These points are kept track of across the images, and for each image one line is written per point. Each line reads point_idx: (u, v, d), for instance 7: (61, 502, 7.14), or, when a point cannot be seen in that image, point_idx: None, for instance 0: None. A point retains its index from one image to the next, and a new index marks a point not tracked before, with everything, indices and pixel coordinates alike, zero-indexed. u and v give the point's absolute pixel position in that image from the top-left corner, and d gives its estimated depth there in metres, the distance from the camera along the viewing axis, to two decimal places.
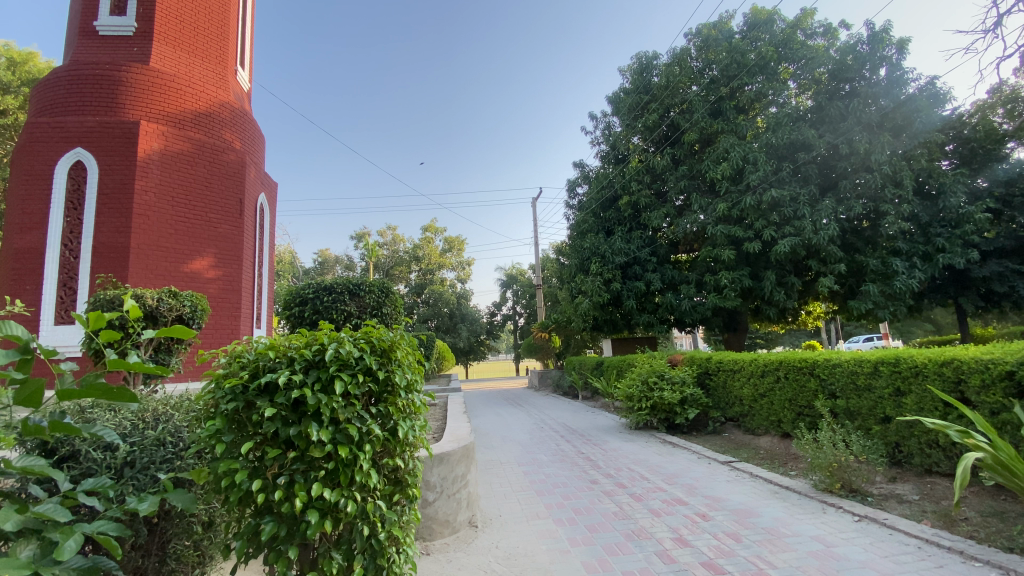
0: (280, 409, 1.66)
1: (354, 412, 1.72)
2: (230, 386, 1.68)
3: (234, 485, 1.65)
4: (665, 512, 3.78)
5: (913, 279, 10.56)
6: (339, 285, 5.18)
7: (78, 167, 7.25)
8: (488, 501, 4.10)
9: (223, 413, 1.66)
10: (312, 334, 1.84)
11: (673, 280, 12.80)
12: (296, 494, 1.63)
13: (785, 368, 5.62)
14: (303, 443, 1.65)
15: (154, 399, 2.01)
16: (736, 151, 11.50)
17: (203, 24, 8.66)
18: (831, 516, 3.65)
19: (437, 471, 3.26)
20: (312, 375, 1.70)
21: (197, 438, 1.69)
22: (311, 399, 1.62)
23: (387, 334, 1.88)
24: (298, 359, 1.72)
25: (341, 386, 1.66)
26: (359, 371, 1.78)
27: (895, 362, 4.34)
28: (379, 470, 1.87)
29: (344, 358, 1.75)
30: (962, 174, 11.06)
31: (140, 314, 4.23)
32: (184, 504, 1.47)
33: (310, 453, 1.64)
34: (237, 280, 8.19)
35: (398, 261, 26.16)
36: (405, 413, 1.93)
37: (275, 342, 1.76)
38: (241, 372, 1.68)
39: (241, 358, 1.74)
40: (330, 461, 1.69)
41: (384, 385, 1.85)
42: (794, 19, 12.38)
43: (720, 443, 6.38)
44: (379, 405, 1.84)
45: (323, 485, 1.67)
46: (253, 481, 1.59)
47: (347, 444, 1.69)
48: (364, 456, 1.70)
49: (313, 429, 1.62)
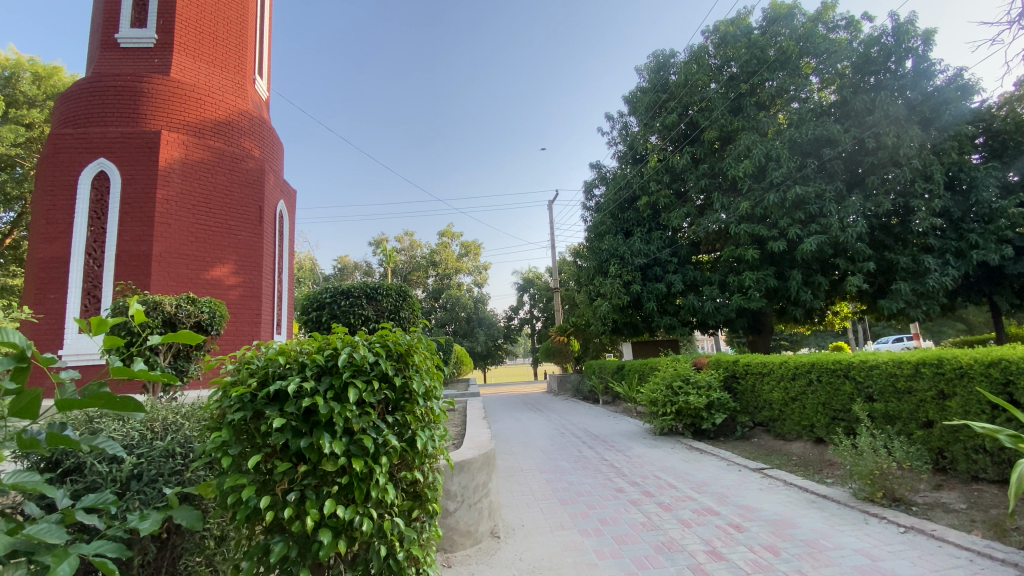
0: (290, 419, 1.57)
1: (369, 422, 1.63)
2: (238, 395, 1.59)
3: (241, 502, 1.56)
4: (696, 523, 3.61)
5: (946, 276, 10.14)
6: (356, 289, 5.15)
7: (101, 177, 7.38)
8: (510, 510, 3.97)
9: (228, 423, 1.57)
10: (325, 338, 1.76)
11: (695, 281, 12.55)
12: (307, 512, 1.53)
13: (817, 371, 5.37)
14: (314, 456, 1.55)
15: (165, 407, 1.95)
16: (759, 148, 11.24)
17: (222, 34, 8.79)
18: (874, 528, 3.42)
19: (457, 480, 3.14)
20: (324, 382, 1.61)
21: (203, 450, 1.61)
22: (323, 408, 1.53)
23: (403, 337, 1.78)
24: (309, 366, 1.63)
25: (355, 393, 1.57)
26: (374, 377, 1.69)
27: (938, 363, 4.09)
28: (397, 484, 1.76)
29: (358, 363, 1.66)
30: (994, 167, 10.54)
31: (159, 320, 4.25)
32: (190, 523, 1.33)
33: (322, 467, 1.54)
34: (258, 287, 8.22)
35: (415, 266, 26.26)
36: (423, 422, 1.83)
37: (285, 347, 1.68)
38: (249, 380, 1.60)
39: (251, 365, 1.66)
40: (343, 475, 1.58)
41: (401, 393, 1.75)
42: (815, 13, 12.10)
43: (749, 449, 6.16)
44: (396, 414, 1.74)
45: (335, 501, 1.57)
46: (262, 498, 1.50)
47: (362, 457, 1.59)
48: (380, 470, 1.60)
49: (325, 441, 1.52)
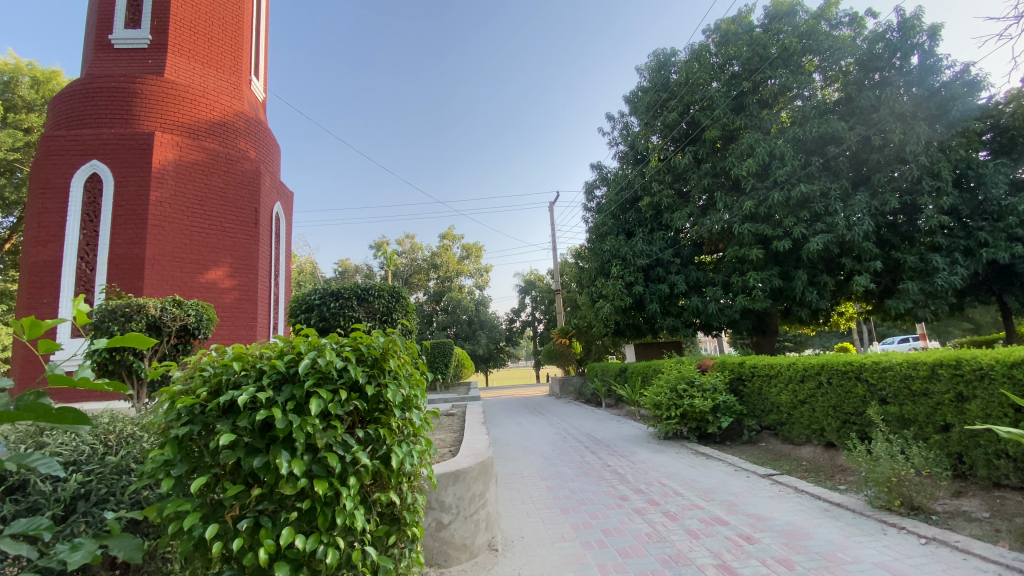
0: (245, 435, 1.44)
1: (336, 438, 1.51)
2: (186, 406, 1.46)
3: (186, 532, 1.42)
4: (704, 533, 3.44)
5: (955, 275, 9.93)
6: (347, 291, 4.99)
7: (94, 179, 7.26)
8: (510, 521, 3.81)
9: (173, 439, 1.44)
10: (290, 341, 1.67)
11: (698, 281, 12.38)
12: (262, 543, 1.40)
13: (827, 373, 5.19)
14: (272, 478, 1.42)
15: (114, 421, 1.85)
16: (762, 146, 11.08)
17: (217, 34, 8.67)
18: (893, 539, 3.24)
19: (452, 491, 2.96)
20: (285, 392, 1.49)
21: (148, 471, 1.48)
22: (280, 422, 1.40)
23: (377, 340, 1.68)
24: (267, 373, 1.51)
25: (318, 403, 1.45)
26: (342, 386, 1.58)
27: (956, 364, 3.91)
28: (370, 508, 1.63)
29: (325, 370, 1.55)
30: (1003, 164, 10.32)
31: (144, 324, 4.13)
32: (127, 554, 1.22)
33: (280, 490, 1.40)
34: (254, 290, 8.08)
35: (416, 269, 26.06)
36: (400, 436, 1.72)
37: (242, 351, 1.57)
38: (199, 390, 1.47)
39: (202, 372, 1.53)
40: (305, 499, 1.45)
41: (374, 404, 1.65)
42: (818, 10, 11.94)
43: (757, 454, 5.98)
44: (370, 427, 1.63)
45: (295, 529, 1.43)
46: (208, 526, 1.36)
47: (326, 478, 1.46)
48: (347, 493, 1.47)
49: (282, 460, 1.39)
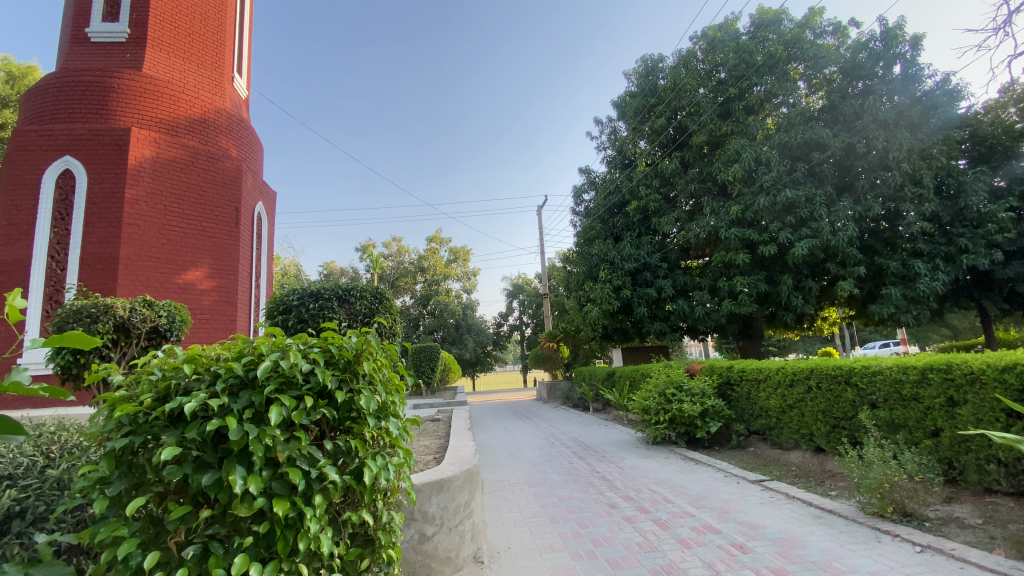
0: (194, 449, 1.33)
1: (300, 451, 1.40)
2: (127, 415, 1.35)
3: (124, 562, 1.28)
4: (696, 543, 3.34)
5: (936, 281, 10.06)
6: (327, 291, 4.83)
7: (66, 176, 6.99)
8: (496, 531, 3.68)
9: (109, 452, 1.32)
10: (251, 341, 1.59)
11: (685, 286, 12.39)
12: (211, 572, 1.27)
13: (816, 377, 5.15)
14: (224, 497, 1.31)
15: (49, 436, 1.73)
16: (748, 152, 11.15)
17: (199, 29, 8.44)
18: (888, 547, 3.17)
19: (436, 501, 2.82)
20: (243, 399, 1.39)
21: (81, 490, 1.35)
22: (234, 432, 1.29)
23: (348, 341, 1.60)
24: (222, 378, 1.42)
25: (279, 410, 1.35)
26: (307, 393, 1.49)
27: (947, 369, 3.88)
28: (340, 529, 1.52)
29: (290, 375, 1.46)
30: (982, 172, 10.49)
31: (113, 325, 4.19)
32: None
33: (234, 511, 1.28)
34: (233, 292, 7.83)
35: (403, 272, 25.78)
36: (375, 448, 1.63)
37: (195, 353, 1.48)
38: (143, 397, 1.36)
39: (150, 377, 1.43)
40: (262, 521, 1.33)
41: (346, 412, 1.57)
42: (803, 19, 12.08)
43: (746, 459, 5.92)
44: (342, 438, 1.55)
45: (250, 556, 1.31)
46: (147, 555, 1.23)
47: (286, 497, 1.35)
48: (311, 514, 1.36)
49: (237, 477, 1.28)
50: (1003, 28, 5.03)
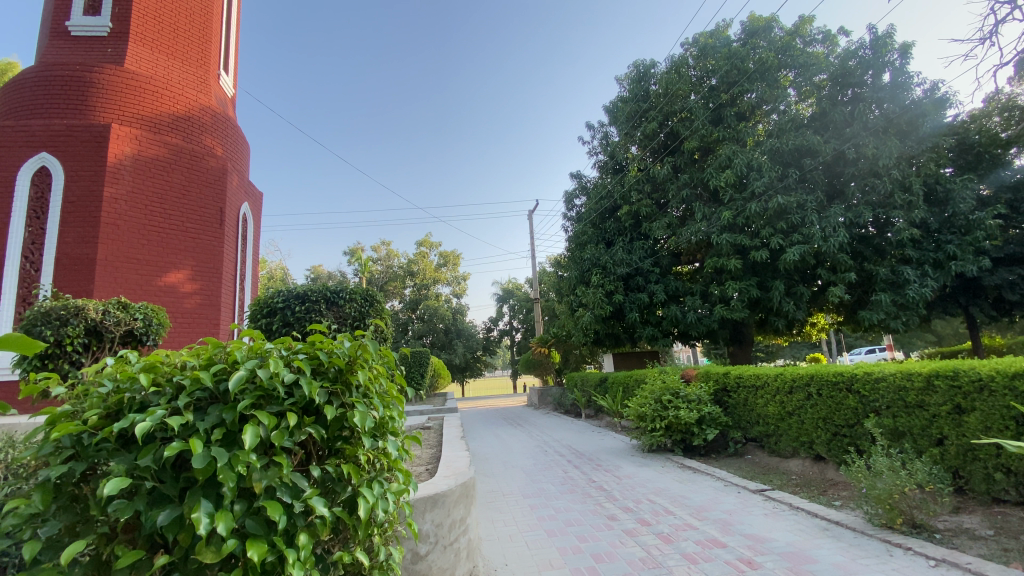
0: (149, 479, 1.17)
1: (280, 479, 1.25)
2: (68, 435, 1.21)
3: None
4: (702, 558, 3.19)
5: (926, 287, 10.09)
6: (314, 293, 4.64)
7: (42, 173, 6.70)
8: (491, 547, 3.50)
9: (44, 483, 1.16)
10: (222, 347, 1.44)
11: (677, 291, 12.31)
12: None
13: (816, 384, 5.06)
14: (185, 538, 1.14)
15: None
16: (740, 158, 11.15)
17: (184, 25, 8.21)
18: (901, 561, 3.05)
19: (430, 518, 2.64)
20: (212, 416, 1.24)
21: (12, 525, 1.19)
22: (199, 460, 1.12)
23: (340, 347, 1.46)
24: (187, 392, 1.27)
25: (255, 430, 1.20)
26: (289, 408, 1.34)
27: (953, 376, 3.79)
28: (326, 568, 1.38)
29: (268, 388, 1.31)
30: (970, 179, 10.58)
31: (84, 328, 4.00)
32: None
33: (198, 556, 1.11)
34: (217, 294, 7.57)
35: (392, 276, 25.44)
36: (371, 473, 1.49)
37: (155, 363, 1.33)
38: (87, 416, 1.22)
39: (101, 392, 1.29)
40: (234, 567, 1.17)
41: (336, 431, 1.43)
42: (792, 27, 12.15)
43: (745, 468, 5.79)
44: (332, 463, 1.41)
45: None
46: None
47: (263, 536, 1.19)
48: (293, 556, 1.21)
49: (201, 514, 1.11)
50: (993, 36, 5.02)
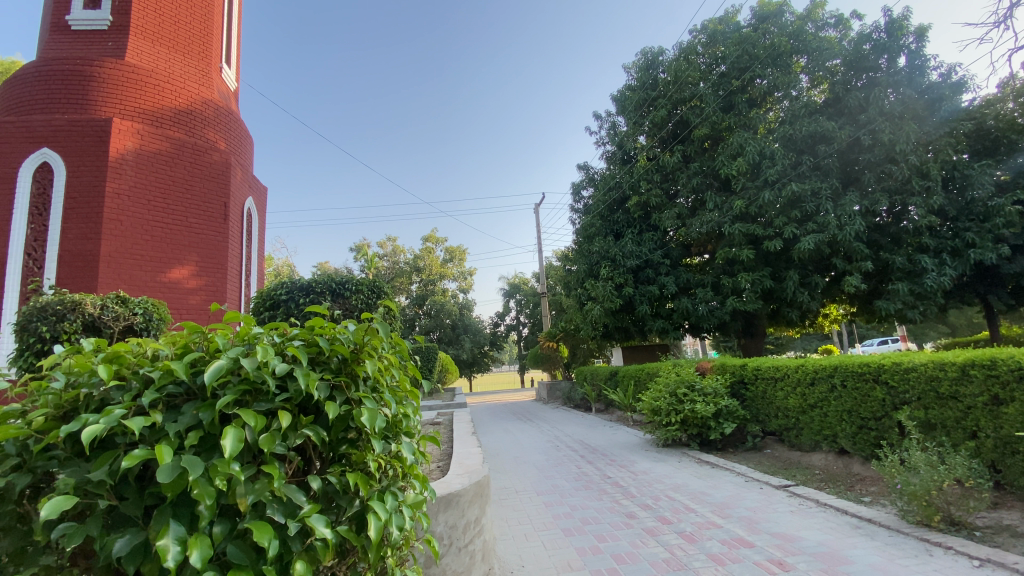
0: (105, 496, 1.04)
1: (272, 493, 1.11)
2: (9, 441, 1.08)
3: None
4: (730, 559, 3.03)
5: (944, 276, 9.81)
6: (320, 284, 4.51)
7: (44, 169, 6.60)
8: (506, 548, 3.36)
9: None
10: (201, 333, 1.32)
11: (687, 283, 12.07)
12: None
13: (840, 375, 4.86)
14: (152, 570, 1.01)
15: None
16: (752, 145, 10.85)
17: (185, 18, 8.06)
18: (942, 561, 2.88)
19: (444, 519, 2.48)
20: (186, 415, 1.10)
21: None
22: (167, 473, 0.98)
23: (342, 331, 1.33)
24: (156, 386, 1.13)
25: (238, 434, 1.05)
26: (281, 406, 1.20)
27: (991, 365, 3.58)
28: None
29: (256, 380, 1.16)
30: (989, 164, 10.27)
31: (82, 324, 3.90)
32: None
33: None
34: (221, 291, 7.46)
35: (398, 272, 25.26)
36: (383, 481, 1.37)
37: (120, 352, 1.21)
38: (33, 417, 1.10)
39: (53, 390, 1.17)
40: None
41: (340, 432, 1.28)
42: (804, 11, 11.80)
43: (765, 463, 5.61)
44: (335, 473, 1.27)
45: None
46: None
47: (249, 565, 1.05)
48: None
49: (170, 541, 0.97)
50: (1008, 19, 4.78)
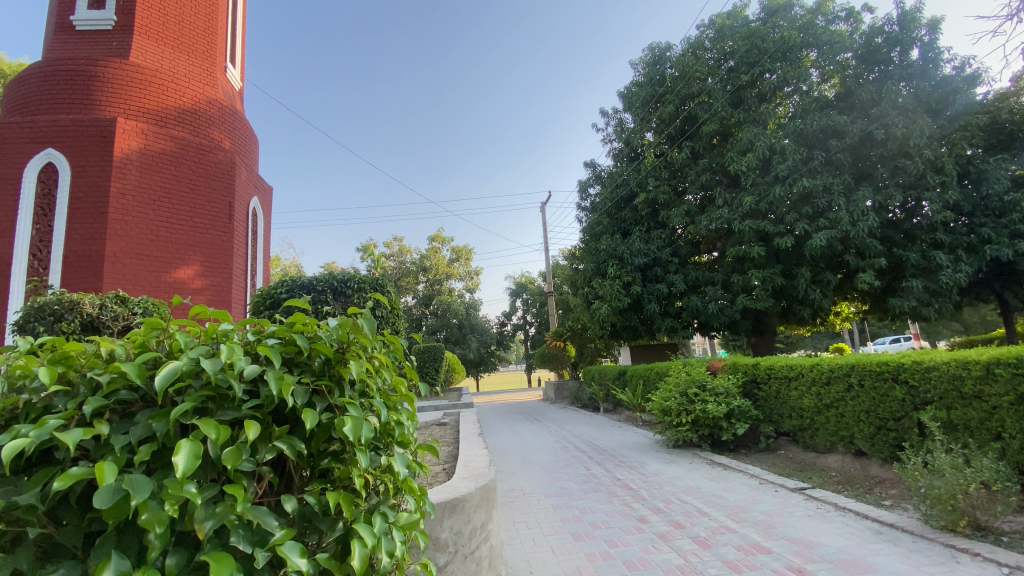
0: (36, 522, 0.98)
1: (237, 515, 1.02)
2: None
3: None
4: (746, 566, 2.91)
5: (959, 273, 9.59)
6: (321, 282, 4.45)
7: (49, 170, 6.57)
8: (514, 554, 3.26)
9: None
10: (161, 331, 1.25)
11: (696, 281, 11.90)
12: None
13: (857, 374, 4.72)
14: None
15: None
16: (762, 140, 10.67)
17: (190, 17, 8.02)
18: (971, 569, 2.74)
19: (449, 525, 2.38)
20: (136, 426, 1.03)
21: None
22: (104, 497, 0.90)
23: (323, 329, 1.24)
24: (104, 392, 1.07)
25: (193, 449, 0.97)
26: (250, 413, 1.11)
27: (1017, 363, 3.43)
28: None
29: (220, 385, 1.09)
30: (1005, 158, 10.04)
31: (81, 324, 3.84)
32: None
33: None
34: (226, 291, 7.42)
35: (404, 272, 25.21)
36: (371, 495, 1.29)
37: (69, 353, 1.15)
38: None
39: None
40: None
41: (321, 442, 1.21)
42: (814, 4, 11.58)
43: (779, 464, 5.47)
44: (315, 492, 1.19)
45: None
46: None
47: None
48: None
49: None
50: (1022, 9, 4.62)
